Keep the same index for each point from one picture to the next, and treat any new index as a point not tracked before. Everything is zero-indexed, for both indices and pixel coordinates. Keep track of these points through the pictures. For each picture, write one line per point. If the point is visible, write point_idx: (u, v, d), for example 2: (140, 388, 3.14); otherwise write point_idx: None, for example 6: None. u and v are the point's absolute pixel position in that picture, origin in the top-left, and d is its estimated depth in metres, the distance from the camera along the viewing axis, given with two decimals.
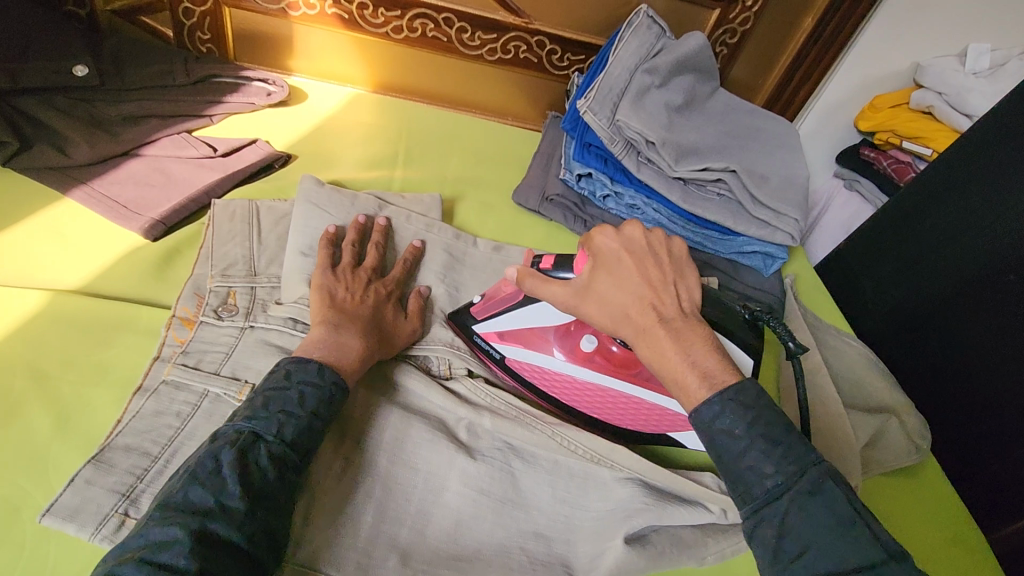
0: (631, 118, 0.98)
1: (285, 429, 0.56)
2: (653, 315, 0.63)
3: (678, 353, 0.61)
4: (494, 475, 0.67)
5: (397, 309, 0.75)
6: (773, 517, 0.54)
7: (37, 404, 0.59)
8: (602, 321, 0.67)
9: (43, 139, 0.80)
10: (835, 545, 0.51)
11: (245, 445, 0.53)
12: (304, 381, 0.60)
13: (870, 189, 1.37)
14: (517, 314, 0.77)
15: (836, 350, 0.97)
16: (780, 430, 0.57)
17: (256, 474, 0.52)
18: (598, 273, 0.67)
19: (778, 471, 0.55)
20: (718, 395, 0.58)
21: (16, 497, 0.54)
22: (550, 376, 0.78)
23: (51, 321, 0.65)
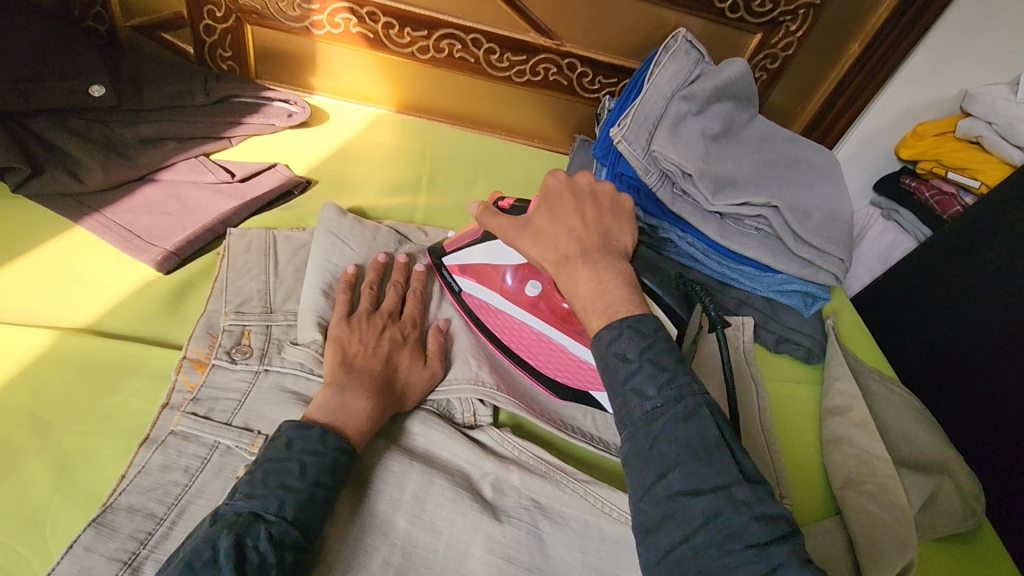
0: (668, 148, 0.93)
1: (285, 505, 0.52)
2: (578, 248, 0.63)
3: (588, 282, 0.61)
4: (521, 539, 0.62)
5: (414, 354, 0.71)
6: (644, 438, 0.53)
7: (36, 456, 0.55)
8: (531, 254, 0.67)
9: (56, 163, 0.77)
10: (695, 464, 0.50)
11: (242, 528, 0.49)
12: (305, 450, 0.55)
13: (910, 219, 1.30)
14: (476, 247, 0.79)
15: (880, 398, 0.89)
16: (670, 360, 0.55)
17: (252, 562, 0.47)
18: (540, 210, 0.68)
19: (657, 394, 0.54)
20: (619, 318, 0.58)
21: (10, 564, 0.50)
22: (491, 312, 0.80)
23: (56, 362, 0.61)
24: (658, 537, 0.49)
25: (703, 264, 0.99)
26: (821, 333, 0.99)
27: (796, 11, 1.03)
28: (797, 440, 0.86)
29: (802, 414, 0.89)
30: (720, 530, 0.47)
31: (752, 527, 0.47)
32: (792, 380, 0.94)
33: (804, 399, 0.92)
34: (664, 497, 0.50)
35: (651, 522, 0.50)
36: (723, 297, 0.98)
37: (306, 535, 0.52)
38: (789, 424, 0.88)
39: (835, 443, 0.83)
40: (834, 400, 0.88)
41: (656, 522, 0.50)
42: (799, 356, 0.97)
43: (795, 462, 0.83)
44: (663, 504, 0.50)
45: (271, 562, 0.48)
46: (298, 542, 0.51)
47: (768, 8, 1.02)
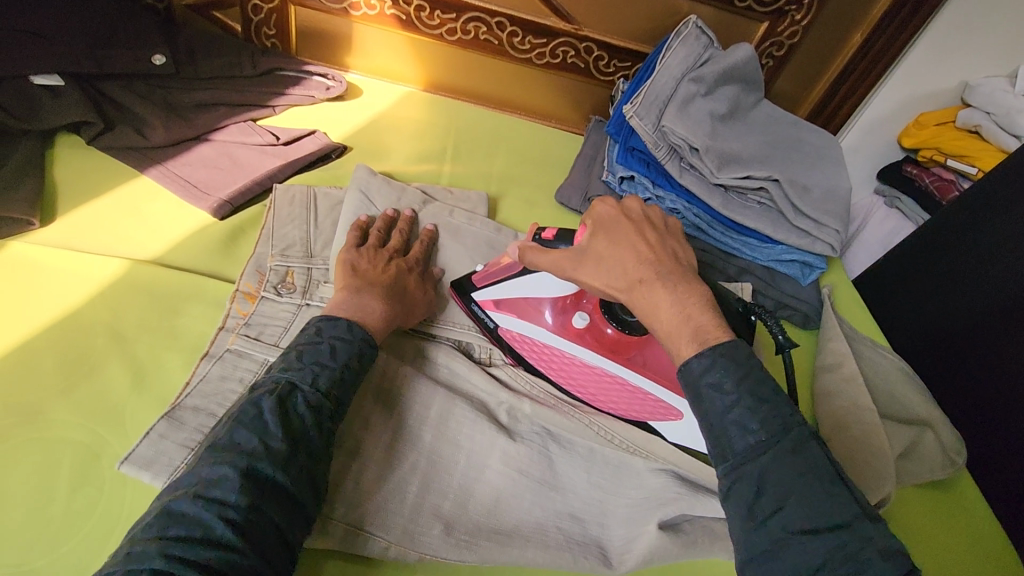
0: (677, 124, 1.00)
1: (319, 379, 0.59)
2: (651, 271, 0.63)
3: (672, 307, 0.60)
4: (533, 457, 0.68)
5: (418, 281, 0.77)
6: (752, 475, 0.54)
7: (116, 362, 0.64)
8: (596, 280, 0.66)
9: (125, 122, 0.86)
10: (811, 500, 0.52)
11: (283, 394, 0.57)
12: (335, 336, 0.63)
13: (911, 206, 1.37)
14: (514, 282, 0.78)
15: (870, 361, 0.95)
16: (768, 390, 0.56)
17: (295, 421, 0.55)
18: (598, 237, 0.68)
19: (764, 428, 0.55)
20: (711, 348, 0.57)
21: (97, 445, 0.58)
22: (537, 348, 0.78)
23: (129, 287, 0.70)
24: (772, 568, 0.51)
25: (707, 234, 1.05)
26: (818, 300, 1.05)
27: (800, 1, 1.09)
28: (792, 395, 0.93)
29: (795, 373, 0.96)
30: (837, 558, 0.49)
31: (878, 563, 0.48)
32: None
33: (799, 360, 0.98)
34: (778, 530, 0.51)
35: (764, 553, 0.51)
36: (725, 265, 1.04)
37: (338, 407, 0.60)
38: (783, 380, 0.95)
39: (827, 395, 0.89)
40: (827, 358, 0.94)
41: (769, 551, 0.51)
42: (796, 320, 1.03)
43: None
44: (779, 537, 0.51)
45: (309, 424, 0.56)
46: (331, 410, 0.58)
47: None
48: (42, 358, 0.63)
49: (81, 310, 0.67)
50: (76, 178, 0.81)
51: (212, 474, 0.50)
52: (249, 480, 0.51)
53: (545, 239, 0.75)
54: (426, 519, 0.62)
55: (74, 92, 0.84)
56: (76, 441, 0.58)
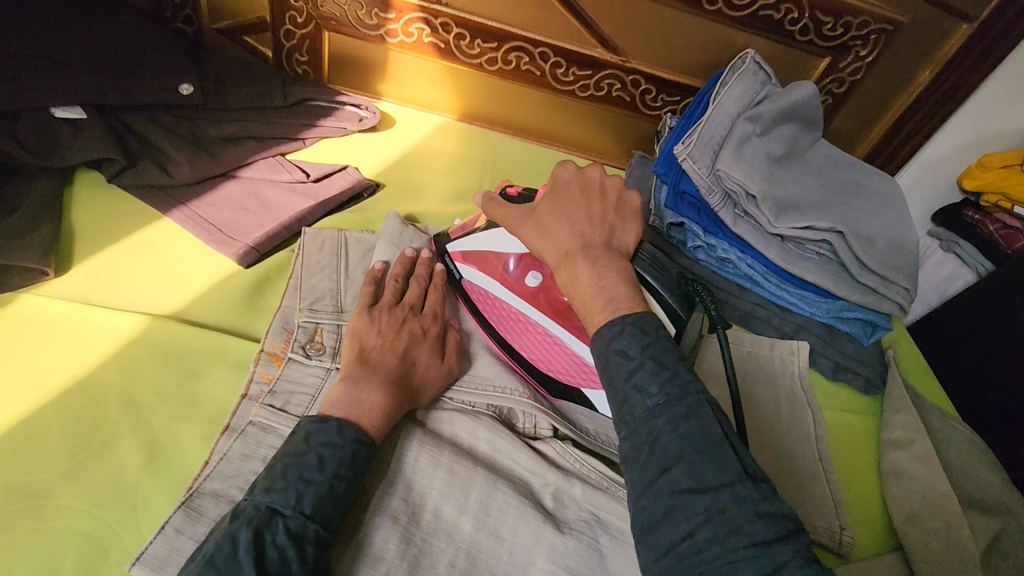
0: (733, 168, 0.93)
1: (303, 500, 0.52)
2: (579, 243, 0.66)
3: (589, 277, 0.64)
4: (583, 552, 0.61)
5: (433, 350, 0.69)
6: (645, 434, 0.53)
7: (129, 436, 0.58)
8: (533, 243, 0.70)
9: (148, 157, 0.81)
10: (699, 464, 0.50)
11: (261, 523, 0.50)
12: (323, 443, 0.56)
13: (971, 252, 1.22)
14: (484, 235, 0.80)
15: (943, 436, 0.87)
16: (672, 359, 0.56)
17: (272, 556, 0.48)
18: (545, 202, 0.71)
19: (660, 391, 0.54)
20: (620, 316, 0.59)
21: (104, 537, 0.52)
22: (490, 302, 0.79)
23: (146, 346, 0.64)
24: (655, 539, 0.49)
25: (761, 286, 0.98)
26: (880, 362, 0.97)
27: (868, 37, 1.02)
28: (856, 471, 0.85)
29: (858, 443, 0.89)
30: (719, 529, 0.47)
31: (755, 525, 0.47)
32: (849, 409, 0.93)
33: (861, 429, 0.91)
34: (665, 494, 0.50)
35: (650, 518, 0.50)
36: (780, 322, 0.97)
37: (328, 527, 0.53)
38: (845, 453, 0.87)
39: (895, 478, 0.82)
40: (895, 433, 0.86)
41: (655, 519, 0.50)
42: (857, 384, 0.95)
43: (853, 497, 0.82)
44: (665, 500, 0.50)
45: (291, 557, 0.49)
46: (319, 535, 0.52)
47: (841, 32, 1.01)
48: (50, 431, 0.57)
49: (94, 375, 0.61)
50: (95, 220, 0.76)
51: None
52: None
53: (508, 195, 0.78)
54: None
55: (96, 126, 0.78)
56: (82, 533, 0.52)
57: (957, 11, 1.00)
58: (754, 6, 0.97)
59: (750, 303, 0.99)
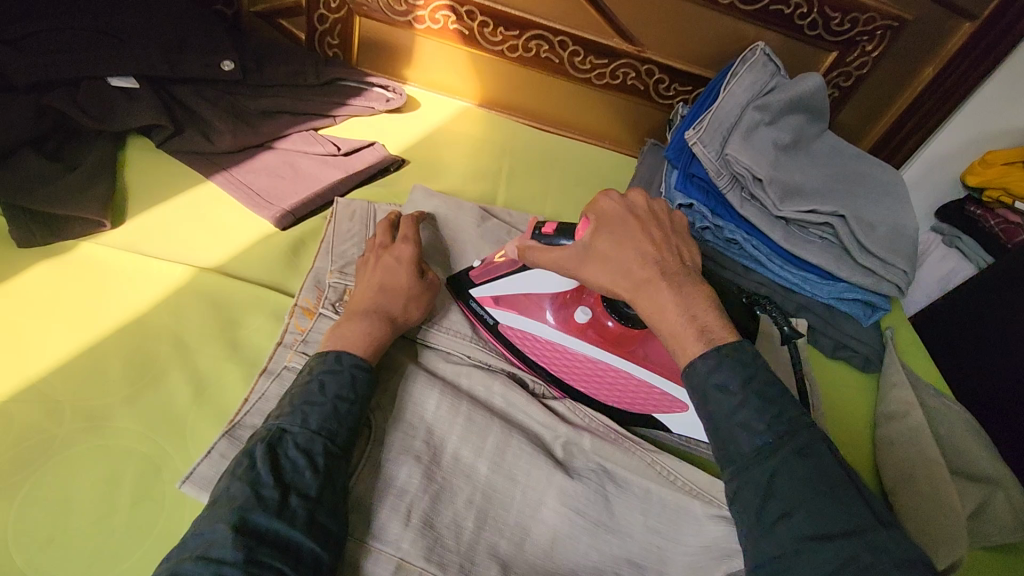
0: (741, 152, 0.98)
1: (309, 418, 0.57)
2: (657, 272, 0.60)
3: (677, 307, 0.58)
4: (590, 495, 0.66)
5: (411, 271, 0.73)
6: (761, 477, 0.52)
7: (178, 372, 0.63)
8: (601, 280, 0.63)
9: (193, 126, 0.87)
10: (821, 507, 0.49)
11: (273, 440, 0.55)
12: (324, 372, 0.61)
13: (972, 247, 1.27)
14: (516, 277, 0.76)
15: (934, 411, 0.91)
16: (776, 391, 0.54)
17: (287, 466, 0.54)
18: (600, 235, 0.63)
19: (768, 430, 0.53)
20: (716, 348, 0.56)
21: (157, 458, 0.57)
22: (543, 346, 0.77)
23: (192, 295, 0.69)
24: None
25: (766, 267, 1.02)
26: (879, 343, 1.01)
27: (874, 33, 1.06)
28: (853, 442, 0.90)
29: (855, 417, 0.93)
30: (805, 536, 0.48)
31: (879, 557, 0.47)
32: (849, 385, 0.97)
33: (859, 405, 0.95)
34: (789, 539, 0.49)
35: (775, 562, 0.49)
36: (784, 301, 1.01)
37: (335, 442, 0.57)
38: (841, 425, 0.91)
39: (888, 446, 0.86)
40: (890, 406, 0.91)
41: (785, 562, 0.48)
42: (856, 362, 0.99)
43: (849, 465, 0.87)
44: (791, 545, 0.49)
45: (303, 466, 0.54)
46: (326, 448, 0.56)
47: (848, 27, 1.05)
48: (109, 363, 0.62)
49: (147, 316, 0.67)
50: (145, 181, 0.81)
51: (211, 535, 0.48)
52: (242, 533, 0.48)
53: (545, 234, 0.69)
54: (484, 558, 0.60)
55: (148, 96, 0.84)
56: (138, 451, 0.57)
57: (959, 10, 1.03)
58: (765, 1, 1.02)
59: (754, 282, 1.02)
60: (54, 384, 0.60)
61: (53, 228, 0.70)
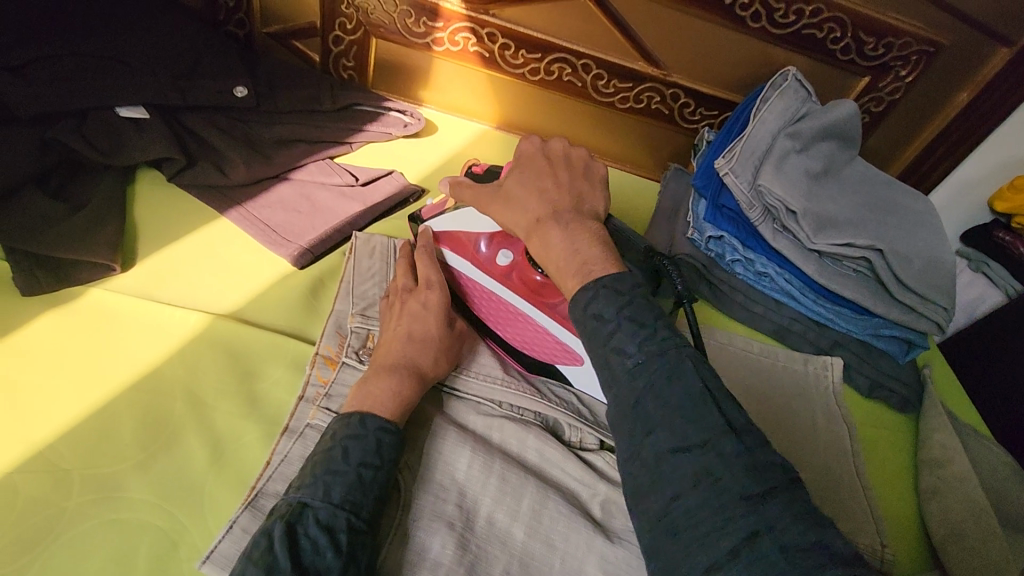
0: (774, 183, 0.94)
1: (332, 491, 0.52)
2: (549, 209, 0.65)
3: (563, 241, 0.62)
4: (633, 563, 0.61)
5: (441, 317, 0.68)
6: (627, 392, 0.52)
7: (195, 432, 0.59)
8: (503, 216, 0.68)
9: (206, 158, 0.82)
10: (679, 421, 0.49)
11: (292, 518, 0.49)
12: (346, 436, 0.56)
13: (1001, 273, 1.20)
14: (452, 215, 0.79)
15: (979, 456, 0.87)
16: (648, 315, 0.54)
17: (306, 548, 0.48)
18: (512, 175, 0.70)
19: (640, 351, 0.53)
20: (594, 278, 0.58)
21: (174, 532, 0.53)
22: (464, 283, 0.79)
23: (208, 345, 0.65)
24: (647, 504, 0.48)
25: (799, 301, 0.98)
26: (917, 382, 0.97)
27: (908, 58, 1.03)
28: (892, 489, 0.87)
29: (893, 460, 0.90)
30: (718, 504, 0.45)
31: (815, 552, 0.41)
32: (885, 426, 0.94)
33: (898, 449, 0.91)
34: (655, 461, 0.49)
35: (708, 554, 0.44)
36: (817, 337, 0.98)
37: (359, 516, 0.52)
38: (880, 470, 0.88)
39: (934, 495, 0.83)
40: (933, 451, 0.87)
41: (646, 484, 0.49)
42: (894, 403, 0.95)
43: (892, 514, 0.84)
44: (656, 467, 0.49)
45: (324, 547, 0.48)
46: (350, 524, 0.51)
47: (882, 52, 1.02)
48: (121, 424, 0.58)
49: (160, 371, 0.62)
50: (156, 217, 0.78)
51: None
52: None
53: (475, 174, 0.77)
54: None
55: (158, 126, 0.80)
56: (154, 526, 0.53)
57: (997, 35, 1.00)
58: (799, 24, 0.98)
59: (787, 318, 0.99)
60: (62, 449, 0.56)
61: (59, 274, 0.66)
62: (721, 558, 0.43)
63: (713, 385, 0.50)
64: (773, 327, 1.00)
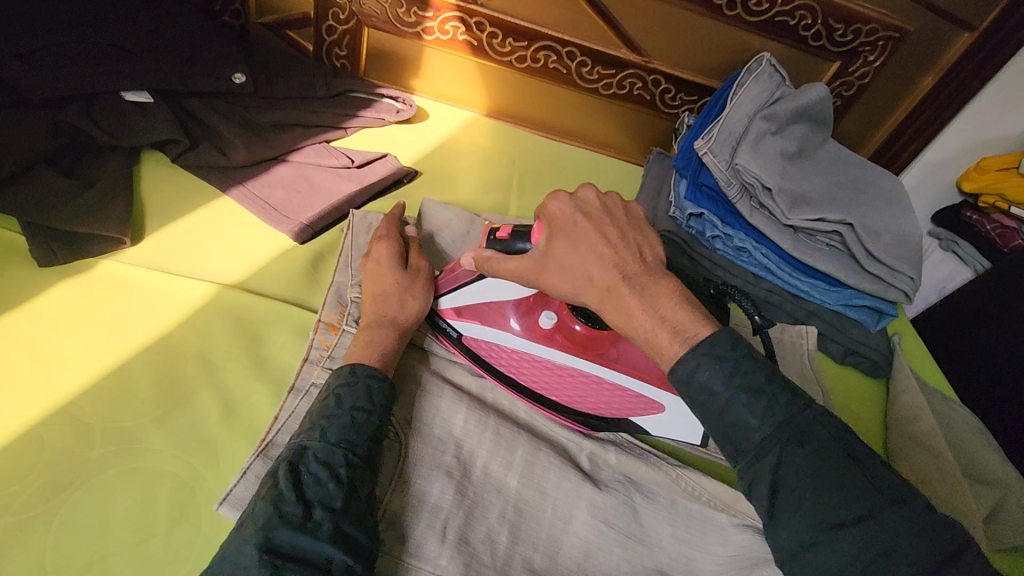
0: (751, 162, 0.99)
1: (329, 431, 0.56)
2: (620, 273, 0.58)
3: (644, 309, 0.56)
4: (619, 507, 0.66)
5: (391, 264, 0.72)
6: (762, 472, 0.50)
7: (206, 390, 0.63)
8: (563, 288, 0.61)
9: (207, 140, 0.86)
10: (828, 495, 0.48)
11: (294, 458, 0.53)
12: (339, 386, 0.59)
13: (970, 251, 1.29)
14: (475, 286, 0.72)
15: (942, 415, 0.93)
16: (761, 379, 0.52)
17: (309, 482, 0.52)
18: (557, 241, 0.61)
19: (763, 425, 0.51)
20: (692, 348, 0.53)
21: (192, 479, 0.57)
22: (511, 357, 0.73)
23: (215, 311, 0.69)
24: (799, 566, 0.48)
25: (774, 275, 1.03)
26: (887, 348, 1.03)
27: (875, 43, 1.08)
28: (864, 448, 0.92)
29: (864, 420, 0.95)
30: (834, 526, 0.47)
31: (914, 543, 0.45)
32: (856, 390, 0.99)
33: (870, 410, 0.97)
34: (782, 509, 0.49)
35: None
36: (793, 308, 1.03)
37: (356, 453, 0.56)
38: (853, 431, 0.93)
39: (902, 450, 0.88)
40: (900, 411, 0.92)
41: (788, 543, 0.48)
42: (864, 367, 1.01)
43: None
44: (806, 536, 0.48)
45: (325, 479, 0.52)
46: (347, 459, 0.54)
47: (850, 38, 1.07)
48: (137, 383, 0.62)
49: (171, 335, 0.66)
50: (161, 196, 0.81)
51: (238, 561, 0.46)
52: (269, 552, 0.46)
53: (500, 240, 0.67)
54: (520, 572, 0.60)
55: (162, 109, 0.84)
56: (172, 474, 0.57)
57: (959, 20, 1.05)
58: (771, 12, 1.03)
59: (764, 290, 1.04)
60: (83, 405, 0.59)
61: (73, 245, 0.70)
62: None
63: (857, 454, 0.50)
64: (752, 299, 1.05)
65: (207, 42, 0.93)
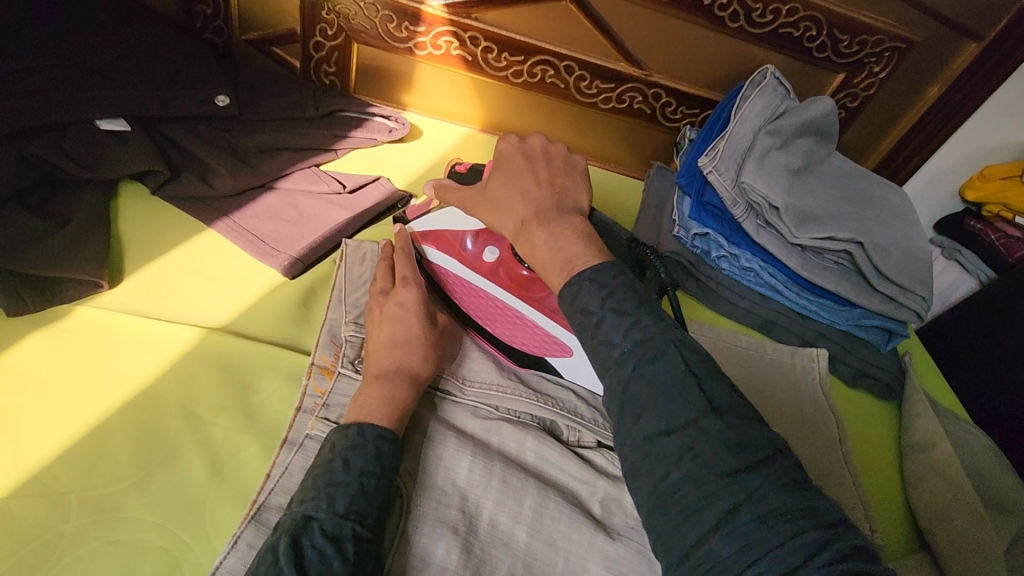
0: (757, 180, 0.96)
1: (336, 500, 0.52)
2: (533, 208, 0.66)
3: (546, 240, 0.63)
4: (634, 558, 0.62)
5: (418, 313, 0.68)
6: (617, 382, 0.53)
7: (192, 448, 0.58)
8: (491, 219, 0.70)
9: (190, 169, 0.82)
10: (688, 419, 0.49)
11: (298, 529, 0.49)
12: (347, 447, 0.56)
13: (974, 260, 1.26)
14: (437, 215, 0.81)
15: (958, 439, 0.91)
16: (633, 304, 0.55)
17: (312, 558, 0.48)
18: (494, 177, 0.72)
19: (625, 340, 0.54)
20: (579, 272, 0.59)
21: (178, 551, 0.53)
22: (451, 281, 0.81)
23: (199, 359, 0.64)
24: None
25: (783, 294, 1.01)
26: (898, 369, 1.00)
27: (882, 55, 1.05)
28: (878, 475, 0.89)
29: (878, 444, 0.93)
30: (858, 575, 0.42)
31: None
32: (868, 413, 0.97)
33: (882, 435, 0.94)
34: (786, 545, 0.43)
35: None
36: (801, 329, 1.01)
37: (365, 525, 0.52)
38: (867, 460, 0.91)
39: (919, 478, 0.86)
40: (915, 437, 0.90)
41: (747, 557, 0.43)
42: (876, 391, 0.98)
43: (879, 503, 0.86)
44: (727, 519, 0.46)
45: (331, 556, 0.48)
46: (356, 533, 0.51)
47: (856, 49, 1.04)
48: (117, 443, 0.58)
49: (153, 387, 0.62)
50: (140, 232, 0.77)
51: None
52: None
53: (459, 173, 0.81)
54: None
55: (141, 138, 0.79)
56: (156, 546, 0.53)
57: (967, 30, 1.03)
58: (775, 24, 1.00)
59: (772, 311, 1.02)
60: (58, 472, 0.55)
61: (46, 292, 0.65)
62: (705, 532, 0.45)
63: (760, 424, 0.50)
64: (759, 320, 1.02)
65: (187, 63, 0.89)
